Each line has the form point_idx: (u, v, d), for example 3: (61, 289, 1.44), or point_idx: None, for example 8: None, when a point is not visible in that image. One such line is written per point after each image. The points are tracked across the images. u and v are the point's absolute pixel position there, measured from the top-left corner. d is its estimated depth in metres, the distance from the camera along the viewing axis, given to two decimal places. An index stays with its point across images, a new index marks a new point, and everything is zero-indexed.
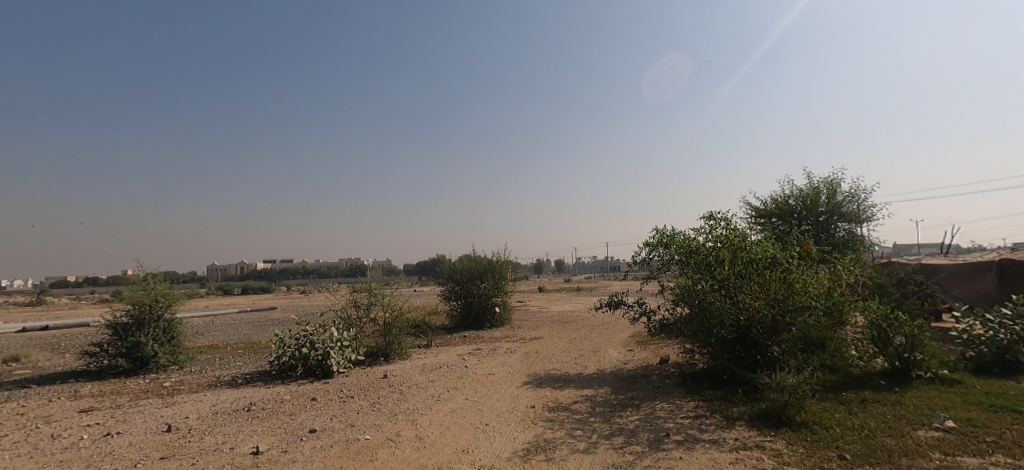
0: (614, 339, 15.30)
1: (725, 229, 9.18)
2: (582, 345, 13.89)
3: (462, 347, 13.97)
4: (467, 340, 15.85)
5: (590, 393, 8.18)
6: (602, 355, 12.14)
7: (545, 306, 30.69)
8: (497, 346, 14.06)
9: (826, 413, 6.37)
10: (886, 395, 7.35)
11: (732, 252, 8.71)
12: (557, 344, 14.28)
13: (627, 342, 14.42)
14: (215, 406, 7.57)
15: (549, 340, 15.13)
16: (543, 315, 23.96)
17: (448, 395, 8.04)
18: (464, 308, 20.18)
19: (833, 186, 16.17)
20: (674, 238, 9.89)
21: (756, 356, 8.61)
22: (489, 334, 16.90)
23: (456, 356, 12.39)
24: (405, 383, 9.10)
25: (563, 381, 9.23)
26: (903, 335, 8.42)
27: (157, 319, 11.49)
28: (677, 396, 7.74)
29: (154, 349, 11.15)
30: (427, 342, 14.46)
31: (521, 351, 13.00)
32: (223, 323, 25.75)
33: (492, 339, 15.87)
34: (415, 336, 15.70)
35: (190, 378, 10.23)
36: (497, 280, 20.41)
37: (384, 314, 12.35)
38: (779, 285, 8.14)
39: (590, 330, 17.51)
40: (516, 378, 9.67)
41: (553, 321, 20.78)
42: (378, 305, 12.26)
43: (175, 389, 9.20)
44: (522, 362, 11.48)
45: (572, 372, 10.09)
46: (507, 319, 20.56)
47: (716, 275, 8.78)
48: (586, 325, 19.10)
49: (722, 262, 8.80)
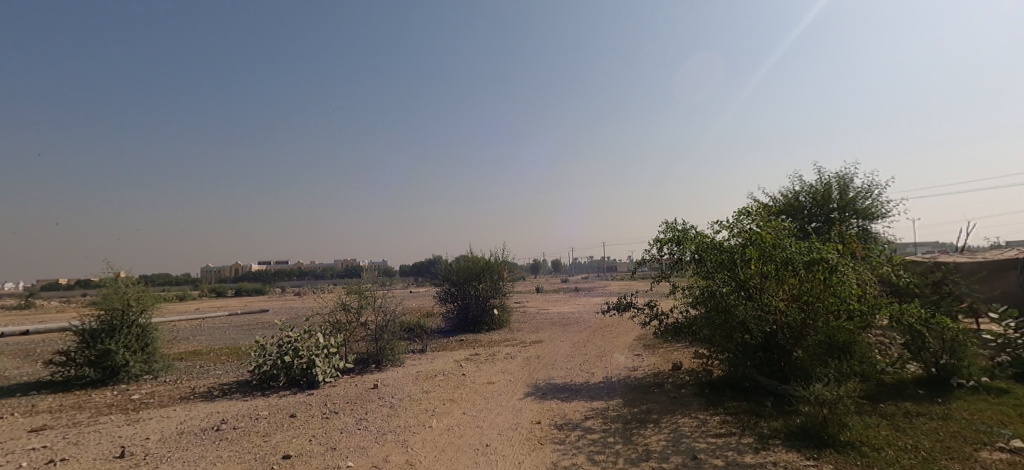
0: (619, 342, 14.57)
1: (750, 224, 8.22)
2: (585, 349, 13.16)
3: (459, 352, 13.21)
4: (464, 343, 15.09)
5: (600, 406, 7.44)
6: (608, 360, 11.41)
7: (544, 306, 29.91)
8: (496, 351, 13.31)
9: (871, 430, 5.66)
10: (929, 406, 6.64)
11: (757, 247, 7.79)
12: (559, 348, 13.54)
13: (633, 345, 13.70)
14: (182, 424, 6.77)
15: (550, 344, 14.38)
16: (542, 316, 23.22)
17: (443, 409, 7.29)
18: (461, 310, 19.40)
19: (845, 181, 15.47)
20: (689, 234, 9.12)
21: (781, 363, 7.88)
22: (487, 337, 16.13)
23: (452, 363, 11.62)
24: (397, 394, 8.34)
25: (569, 392, 8.49)
26: (942, 340, 7.70)
27: (129, 326, 10.70)
28: (698, 408, 7.01)
29: (125, 357, 10.31)
30: (422, 347, 13.68)
31: (521, 357, 12.23)
32: (211, 326, 24.86)
33: (490, 342, 15.11)
34: (410, 341, 14.90)
35: (162, 389, 9.40)
36: (495, 280, 19.66)
37: (375, 317, 11.57)
38: (811, 286, 7.33)
39: (592, 332, 16.79)
40: (518, 388, 8.91)
41: (553, 323, 20.05)
42: (369, 308, 11.49)
43: (144, 402, 8.38)
44: (523, 369, 10.72)
45: (578, 380, 9.35)
46: (505, 321, 19.80)
47: (738, 275, 7.95)
48: (588, 327, 18.38)
49: (746, 260, 7.94)
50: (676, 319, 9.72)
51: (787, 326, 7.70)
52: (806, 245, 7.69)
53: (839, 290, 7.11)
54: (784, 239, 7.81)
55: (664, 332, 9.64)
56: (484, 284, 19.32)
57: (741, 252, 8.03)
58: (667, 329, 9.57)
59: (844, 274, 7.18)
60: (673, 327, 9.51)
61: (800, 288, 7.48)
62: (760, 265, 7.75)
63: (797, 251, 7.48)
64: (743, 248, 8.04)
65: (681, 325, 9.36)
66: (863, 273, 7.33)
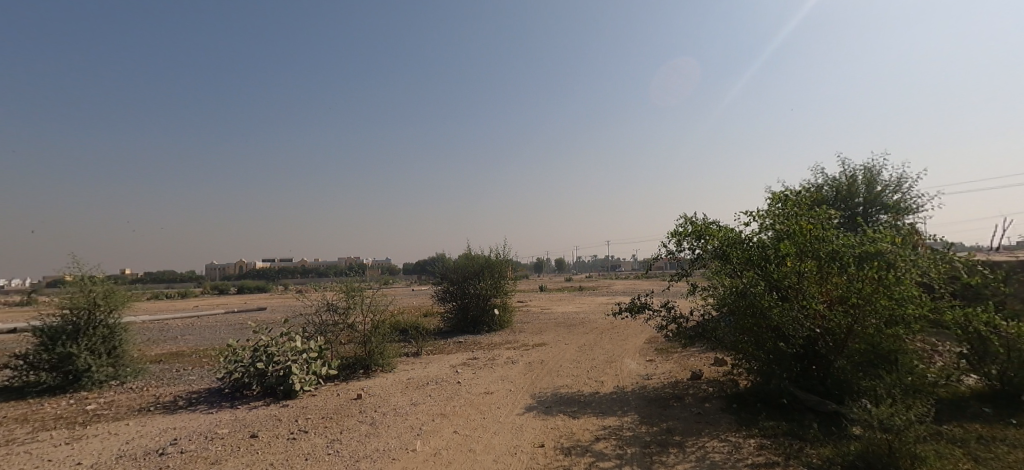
0: (628, 345, 13.57)
1: (787, 215, 7.17)
2: (592, 354, 12.15)
3: (456, 356, 12.24)
4: (463, 346, 14.13)
5: (613, 425, 6.45)
6: (618, 367, 10.40)
7: (547, 306, 28.90)
8: (496, 355, 12.33)
9: (949, 463, 4.65)
10: (1005, 430, 5.61)
11: (794, 241, 6.72)
12: (564, 352, 12.55)
13: (644, 349, 12.69)
14: (126, 444, 5.81)
15: (554, 347, 13.38)
16: (545, 317, 22.21)
17: (432, 427, 6.30)
18: (460, 310, 18.46)
19: (871, 173, 14.34)
20: (711, 227, 8.14)
21: (822, 374, 6.87)
22: (487, 340, 15.17)
23: (447, 369, 10.64)
24: (381, 406, 7.38)
25: (576, 405, 7.50)
26: (1012, 349, 6.61)
27: (94, 327, 9.76)
28: (729, 429, 6.01)
29: (87, 362, 9.40)
30: (417, 350, 12.72)
31: (523, 362, 11.24)
32: (203, 324, 24.00)
33: (490, 345, 14.14)
34: (404, 343, 13.94)
35: (123, 397, 8.45)
36: (496, 279, 18.71)
37: (364, 318, 10.61)
38: (863, 287, 6.23)
39: (599, 335, 15.78)
40: (519, 399, 7.92)
41: (557, 324, 19.06)
42: (358, 308, 10.53)
43: (98, 414, 7.45)
44: (525, 376, 9.73)
45: (586, 391, 8.35)
46: (507, 321, 18.84)
47: (772, 274, 6.90)
48: (594, 328, 17.37)
49: (781, 256, 6.88)
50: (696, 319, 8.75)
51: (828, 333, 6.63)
52: (853, 238, 6.63)
53: (894, 290, 6.02)
54: (827, 231, 6.75)
55: (682, 333, 8.68)
56: (485, 282, 18.37)
57: (775, 247, 6.98)
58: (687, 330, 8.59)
59: (902, 271, 6.09)
60: (695, 327, 8.52)
61: (847, 289, 6.41)
62: (799, 262, 6.68)
63: (844, 247, 6.44)
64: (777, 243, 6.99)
65: (703, 326, 8.38)
66: (925, 269, 6.21)
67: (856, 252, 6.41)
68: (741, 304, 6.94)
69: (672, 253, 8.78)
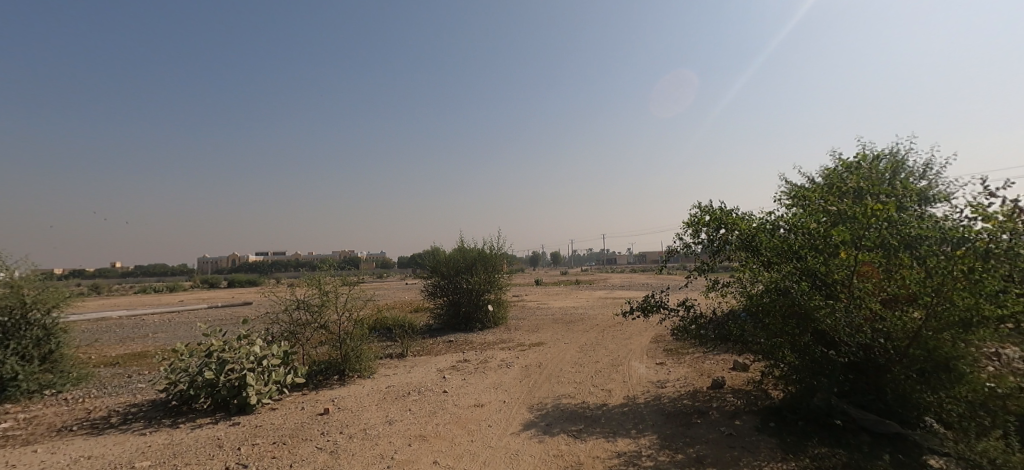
0: (633, 345, 12.44)
1: (837, 199, 5.94)
2: (595, 356, 11.01)
3: (444, 359, 11.06)
4: (453, 346, 12.95)
5: (628, 451, 5.30)
6: (626, 372, 9.25)
7: (543, 301, 27.80)
8: (489, 357, 11.16)
9: None
10: None
11: (850, 226, 5.39)
12: (564, 353, 11.41)
13: (652, 350, 11.57)
14: None
15: (553, 347, 12.22)
16: (541, 313, 21.08)
17: (407, 457, 5.11)
18: (451, 306, 17.25)
19: (897, 158, 13.20)
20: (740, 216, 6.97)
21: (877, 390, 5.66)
22: (480, 339, 14.00)
23: (434, 374, 9.45)
24: (349, 426, 6.17)
25: (582, 422, 6.34)
26: None
27: (26, 328, 8.43)
28: (774, 460, 4.85)
29: (15, 370, 8.09)
30: (402, 352, 11.52)
31: (519, 366, 10.05)
32: (180, 320, 22.57)
33: (483, 345, 12.97)
34: (389, 344, 12.72)
35: (49, 412, 7.19)
36: (489, 273, 17.54)
37: (339, 318, 9.37)
38: (942, 283, 4.91)
39: (600, 333, 14.66)
40: (514, 414, 6.75)
41: (555, 321, 17.93)
42: (333, 307, 9.27)
43: (8, 435, 6.19)
44: (521, 384, 8.56)
45: (593, 403, 7.18)
46: (501, 318, 17.68)
47: (819, 267, 5.62)
48: (595, 326, 16.24)
49: (832, 244, 5.56)
50: (720, 316, 7.53)
51: (892, 342, 5.39)
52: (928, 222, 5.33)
53: (984, 285, 4.67)
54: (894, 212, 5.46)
55: (704, 333, 7.50)
56: (478, 277, 17.19)
57: (822, 233, 5.67)
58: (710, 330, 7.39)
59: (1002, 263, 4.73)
60: (720, 327, 7.32)
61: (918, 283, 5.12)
62: (858, 251, 5.37)
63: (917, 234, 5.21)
64: (827, 228, 5.66)
65: (729, 325, 7.18)
66: None
67: (935, 242, 5.14)
68: (780, 305, 5.73)
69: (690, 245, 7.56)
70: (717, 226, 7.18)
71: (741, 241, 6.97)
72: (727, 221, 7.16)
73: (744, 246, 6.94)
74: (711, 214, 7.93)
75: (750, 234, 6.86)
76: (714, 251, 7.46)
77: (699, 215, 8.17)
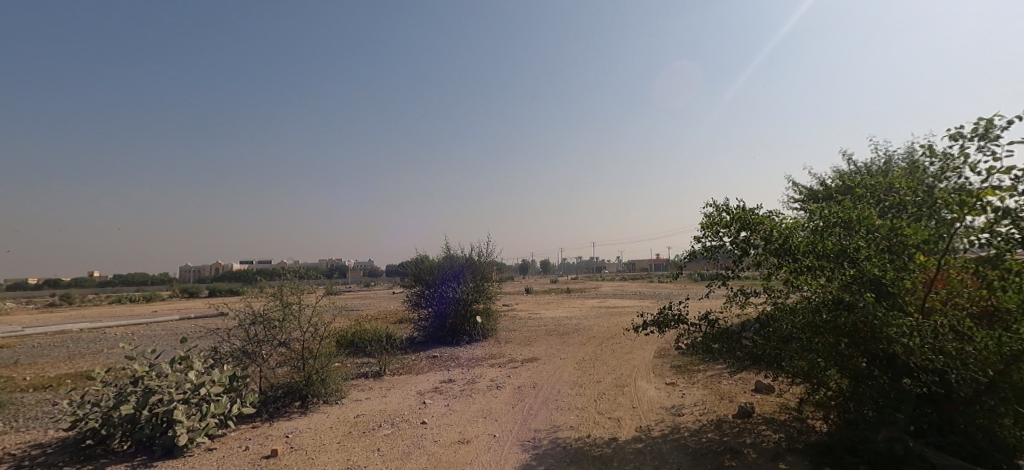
0: (636, 360, 11.32)
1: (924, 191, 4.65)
2: (596, 373, 9.85)
3: (426, 378, 9.81)
4: (437, 363, 11.69)
5: None
6: (633, 394, 8.09)
7: (534, 311, 26.59)
8: (477, 376, 9.93)
9: None
10: None
11: (933, 224, 4.44)
12: (561, 371, 10.22)
13: (657, 366, 10.45)
14: None
15: (548, 364, 11.03)
16: (532, 323, 19.90)
17: None
18: (436, 318, 15.97)
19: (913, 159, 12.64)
20: (763, 218, 5.95)
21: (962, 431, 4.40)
22: (467, 354, 12.77)
23: (412, 399, 8.19)
24: None
25: (590, 465, 5.15)
26: None
27: None
28: None
29: None
30: (378, 371, 10.23)
31: (511, 387, 8.83)
32: (142, 333, 20.83)
33: (471, 361, 11.74)
34: (365, 361, 11.44)
35: None
36: (477, 281, 16.32)
37: (303, 334, 8.08)
38: None
39: (599, 346, 13.52)
40: (506, 454, 5.53)
41: (548, 333, 16.78)
42: (296, 323, 7.96)
43: None
44: (514, 411, 7.33)
45: (600, 436, 6.00)
46: (490, 330, 16.45)
47: (882, 273, 4.53)
48: (592, 338, 15.12)
49: (906, 246, 4.51)
50: (740, 328, 6.50)
51: (991, 378, 4.15)
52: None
53: None
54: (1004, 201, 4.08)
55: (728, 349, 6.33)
56: (465, 285, 15.97)
57: (890, 232, 4.61)
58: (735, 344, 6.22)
59: None
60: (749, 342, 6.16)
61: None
62: (941, 255, 4.39)
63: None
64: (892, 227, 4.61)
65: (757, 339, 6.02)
66: None
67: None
68: (841, 323, 4.56)
69: (711, 250, 6.33)
70: (743, 226, 6.00)
71: (767, 243, 5.91)
72: (751, 218, 6.02)
73: (768, 248, 5.92)
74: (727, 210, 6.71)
75: (782, 233, 5.76)
76: (736, 257, 6.35)
77: (718, 211, 6.82)
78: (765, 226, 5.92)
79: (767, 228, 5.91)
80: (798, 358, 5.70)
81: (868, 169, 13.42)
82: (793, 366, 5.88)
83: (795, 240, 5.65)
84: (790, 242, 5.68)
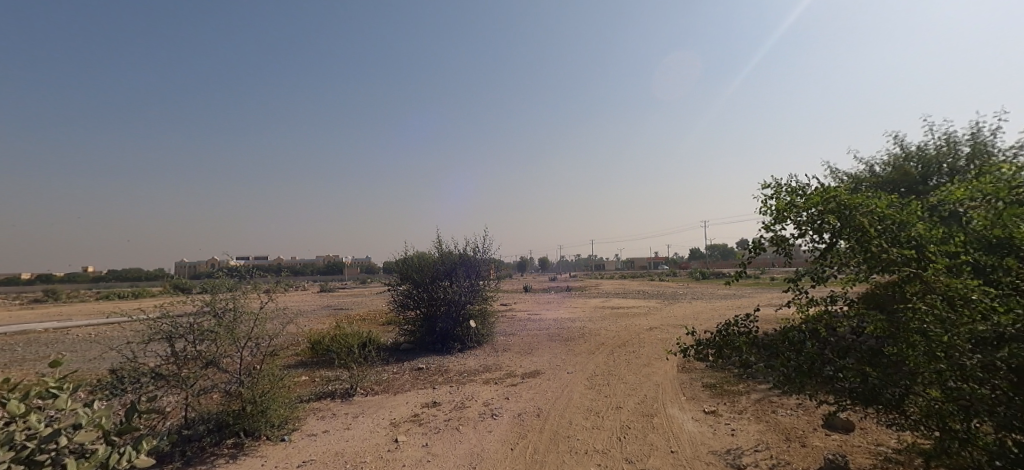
0: (658, 376, 9.48)
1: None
2: (613, 395, 8.01)
3: (403, 402, 7.95)
4: (422, 378, 9.82)
5: None
6: (667, 430, 6.26)
7: (535, 311, 24.77)
8: (466, 398, 8.08)
9: None
10: None
11: None
12: (570, 391, 8.38)
13: (686, 385, 8.61)
14: None
15: (553, 380, 9.20)
16: (533, 326, 18.07)
17: None
18: (424, 321, 14.13)
19: (971, 147, 10.99)
20: (861, 201, 4.10)
21: None
22: (459, 365, 10.93)
23: (381, 434, 6.33)
24: None
25: None
26: None
27: None
28: None
29: None
30: (347, 391, 8.37)
31: (509, 416, 6.99)
32: (103, 336, 18.85)
33: (462, 376, 9.88)
34: (336, 376, 9.59)
35: None
36: (471, 281, 14.48)
37: (240, 352, 6.29)
38: None
39: (610, 357, 11.67)
40: None
41: (550, 339, 14.94)
42: (230, 337, 6.14)
43: None
44: (513, 457, 5.49)
45: None
46: (486, 335, 14.61)
47: None
48: (601, 346, 13.26)
49: None
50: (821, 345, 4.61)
51: None
52: None
53: None
54: None
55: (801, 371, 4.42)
56: (457, 285, 14.14)
57: None
58: (813, 366, 4.32)
59: None
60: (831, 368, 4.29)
61: None
62: None
63: None
64: None
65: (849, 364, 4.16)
66: None
67: None
68: None
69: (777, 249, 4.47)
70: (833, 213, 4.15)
71: (847, 232, 4.17)
72: (832, 198, 4.22)
73: (856, 241, 4.14)
74: (794, 188, 4.56)
75: (891, 217, 4.05)
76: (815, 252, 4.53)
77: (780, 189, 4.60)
78: (859, 206, 4.16)
79: (857, 211, 4.15)
80: (916, 402, 4.05)
81: (919, 155, 11.72)
82: (896, 397, 4.11)
83: (914, 230, 3.95)
84: (908, 232, 3.98)
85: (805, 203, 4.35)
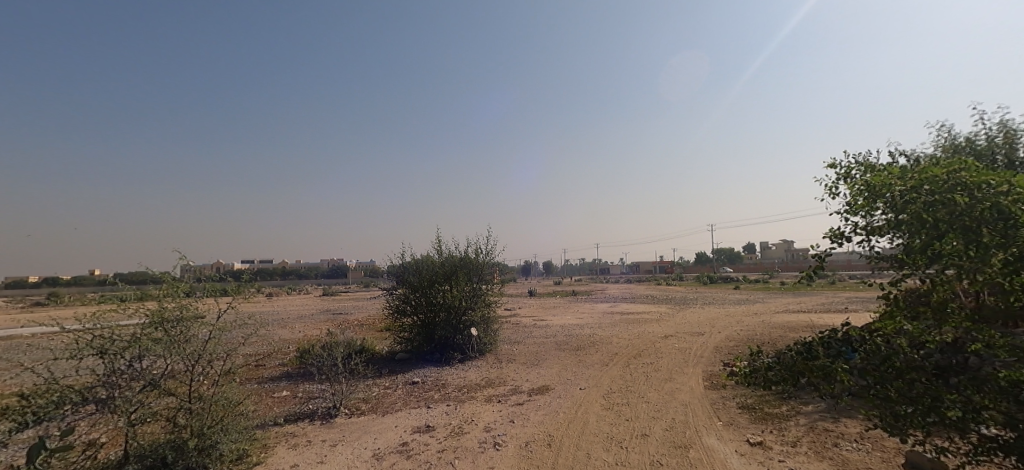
0: (683, 394, 8.33)
1: None
2: (636, 419, 6.88)
3: (391, 425, 6.85)
4: (415, 395, 8.72)
5: None
6: (707, 467, 5.12)
7: (540, 316, 23.70)
8: (466, 421, 6.97)
9: None
10: None
11: None
12: (585, 412, 7.26)
13: (719, 406, 7.47)
14: None
15: (564, 399, 8.06)
16: (540, 333, 16.97)
17: None
18: (422, 329, 13.05)
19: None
20: (996, 182, 2.57)
21: None
22: (459, 379, 9.83)
23: None
24: None
25: None
26: None
27: None
28: None
29: None
30: (326, 413, 7.28)
31: (514, 446, 5.87)
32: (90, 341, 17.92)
33: (461, 393, 8.78)
34: (318, 392, 8.50)
35: None
36: (473, 285, 13.37)
37: (192, 372, 5.23)
38: None
39: (627, 369, 10.53)
40: None
41: (559, 348, 13.82)
42: (178, 354, 5.08)
43: None
44: None
45: None
46: (488, 344, 13.52)
47: None
48: (615, 356, 12.14)
49: None
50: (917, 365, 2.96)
51: None
52: None
53: None
54: None
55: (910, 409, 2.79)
56: (458, 290, 13.08)
57: None
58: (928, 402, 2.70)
59: None
60: (955, 407, 2.65)
61: None
62: None
63: None
64: None
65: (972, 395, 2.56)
66: None
67: None
68: None
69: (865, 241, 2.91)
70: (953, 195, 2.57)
71: (968, 222, 2.54)
72: (951, 174, 2.67)
73: (981, 238, 2.52)
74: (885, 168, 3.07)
75: None
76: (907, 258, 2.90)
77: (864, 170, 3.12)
78: (988, 189, 2.60)
79: (988, 195, 2.56)
80: None
81: (969, 147, 10.56)
82: None
83: None
84: None
85: (902, 183, 2.79)
